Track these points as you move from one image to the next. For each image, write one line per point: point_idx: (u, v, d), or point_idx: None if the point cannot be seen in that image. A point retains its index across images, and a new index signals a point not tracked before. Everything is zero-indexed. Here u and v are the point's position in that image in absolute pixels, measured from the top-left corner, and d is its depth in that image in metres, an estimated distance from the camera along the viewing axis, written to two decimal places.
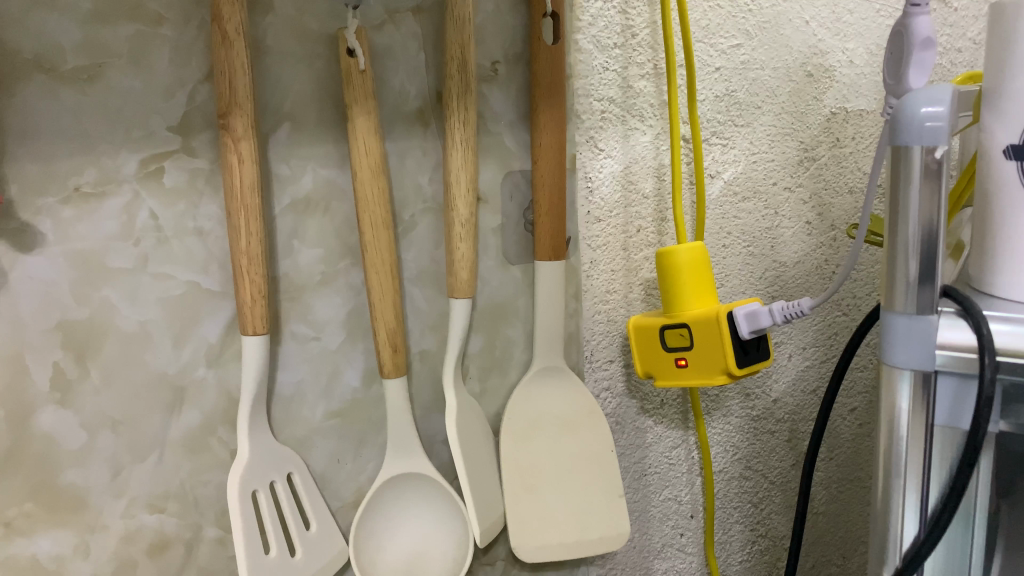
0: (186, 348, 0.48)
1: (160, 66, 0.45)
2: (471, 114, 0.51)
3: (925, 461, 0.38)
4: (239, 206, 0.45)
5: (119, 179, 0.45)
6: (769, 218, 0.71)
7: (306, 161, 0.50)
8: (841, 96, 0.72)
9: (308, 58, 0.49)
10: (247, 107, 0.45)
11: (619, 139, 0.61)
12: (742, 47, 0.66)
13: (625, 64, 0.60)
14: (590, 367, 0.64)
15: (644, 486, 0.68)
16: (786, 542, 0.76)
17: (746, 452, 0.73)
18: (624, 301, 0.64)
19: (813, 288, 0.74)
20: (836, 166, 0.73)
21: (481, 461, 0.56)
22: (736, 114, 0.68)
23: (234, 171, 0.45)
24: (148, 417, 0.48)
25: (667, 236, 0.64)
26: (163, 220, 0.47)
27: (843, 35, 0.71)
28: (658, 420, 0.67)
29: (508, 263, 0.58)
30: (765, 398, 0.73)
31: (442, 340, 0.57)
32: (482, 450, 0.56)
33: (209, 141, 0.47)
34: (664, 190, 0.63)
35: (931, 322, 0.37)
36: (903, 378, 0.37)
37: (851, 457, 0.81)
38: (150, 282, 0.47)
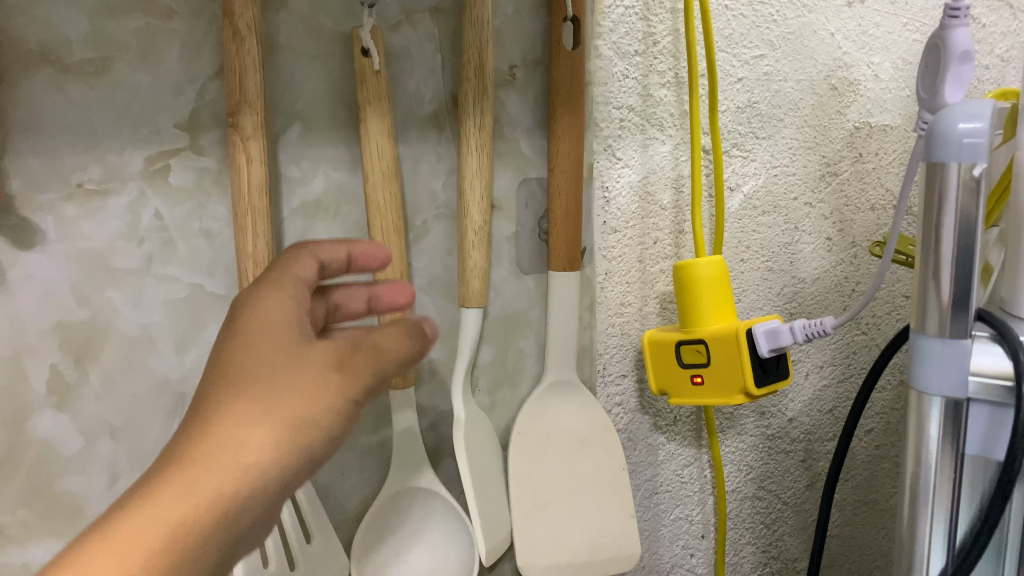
0: (189, 355, 0.47)
1: (169, 62, 0.44)
2: (487, 119, 0.50)
3: (952, 489, 0.36)
4: (246, 209, 0.44)
5: (125, 177, 0.44)
6: (789, 232, 0.69)
7: (317, 163, 0.48)
8: (865, 110, 0.71)
9: (323, 57, 0.47)
10: (257, 106, 0.43)
11: (637, 149, 0.60)
12: (766, 57, 0.65)
13: (646, 72, 0.59)
14: (603, 382, 0.62)
15: (655, 505, 0.66)
16: (799, 564, 0.75)
17: (759, 472, 0.71)
18: (639, 314, 0.62)
19: (832, 306, 0.73)
20: (858, 181, 0.72)
21: (489, 477, 0.54)
22: (757, 126, 0.66)
23: (242, 171, 0.44)
24: (148, 424, 0.47)
25: (683, 249, 0.63)
26: (169, 220, 0.45)
27: (868, 48, 0.69)
28: (670, 438, 0.65)
29: (523, 273, 0.57)
30: (781, 417, 0.71)
31: (452, 350, 0.55)
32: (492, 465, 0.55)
33: (217, 140, 0.46)
34: (682, 201, 0.62)
35: (965, 347, 0.35)
36: (933, 404, 0.36)
37: (866, 480, 0.79)
38: (154, 284, 0.46)
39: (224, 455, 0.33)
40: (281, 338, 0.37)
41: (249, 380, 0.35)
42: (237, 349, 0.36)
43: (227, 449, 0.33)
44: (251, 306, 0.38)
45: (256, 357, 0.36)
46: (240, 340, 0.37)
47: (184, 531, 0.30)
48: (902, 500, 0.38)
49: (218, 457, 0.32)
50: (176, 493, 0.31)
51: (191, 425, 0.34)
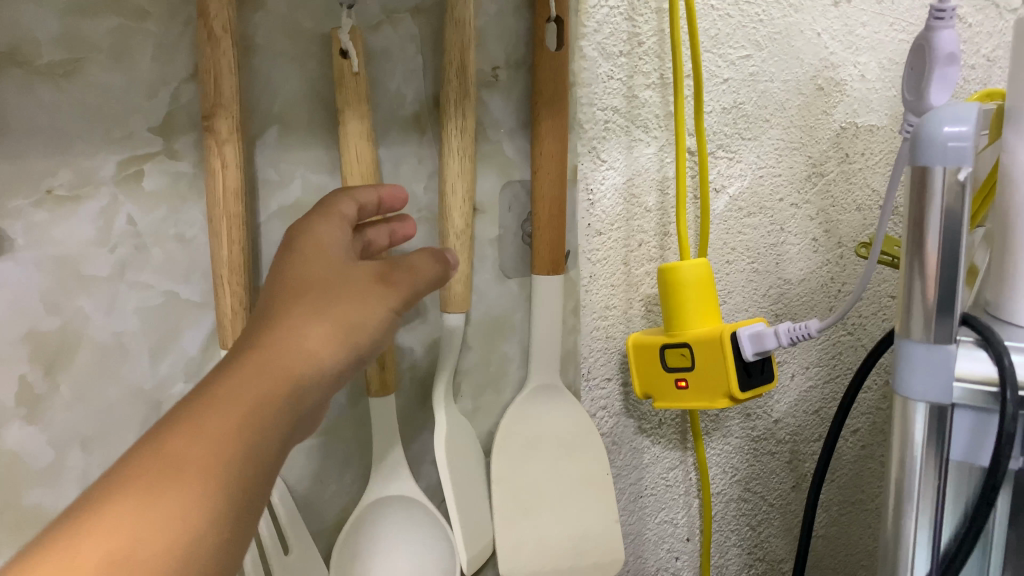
0: (163, 362, 0.46)
1: (143, 64, 0.43)
2: (469, 121, 0.49)
3: (936, 498, 0.36)
4: (221, 214, 0.43)
5: (97, 182, 0.43)
6: (774, 234, 0.69)
7: (295, 166, 0.48)
8: (851, 111, 0.70)
9: (302, 58, 0.47)
10: (232, 109, 0.43)
11: (622, 150, 0.59)
12: (752, 58, 0.64)
13: (631, 72, 0.58)
14: (587, 386, 0.61)
15: (640, 508, 0.66)
16: (784, 564, 0.75)
17: (744, 474, 0.71)
18: (624, 317, 0.62)
19: (818, 307, 0.72)
20: (844, 182, 0.72)
21: (470, 484, 0.54)
22: (743, 127, 0.65)
23: (217, 175, 0.43)
24: (123, 433, 0.46)
25: (668, 251, 0.62)
26: (142, 225, 0.45)
27: (854, 48, 0.69)
28: (655, 441, 0.65)
29: (506, 276, 0.56)
30: (766, 419, 0.71)
31: (434, 355, 0.54)
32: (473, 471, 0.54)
33: (193, 144, 0.45)
34: (667, 203, 0.61)
35: (950, 352, 0.34)
36: (918, 411, 0.35)
37: (851, 480, 0.79)
38: (128, 291, 0.45)
39: (285, 351, 0.37)
40: (327, 260, 0.42)
41: (302, 293, 0.40)
42: (288, 273, 0.41)
43: (287, 346, 0.37)
44: (295, 238, 0.42)
45: (306, 276, 0.40)
46: (291, 266, 0.41)
47: (263, 407, 0.34)
48: (887, 507, 0.37)
49: (282, 343, 0.37)
50: (249, 378, 0.34)
51: (254, 327, 0.38)
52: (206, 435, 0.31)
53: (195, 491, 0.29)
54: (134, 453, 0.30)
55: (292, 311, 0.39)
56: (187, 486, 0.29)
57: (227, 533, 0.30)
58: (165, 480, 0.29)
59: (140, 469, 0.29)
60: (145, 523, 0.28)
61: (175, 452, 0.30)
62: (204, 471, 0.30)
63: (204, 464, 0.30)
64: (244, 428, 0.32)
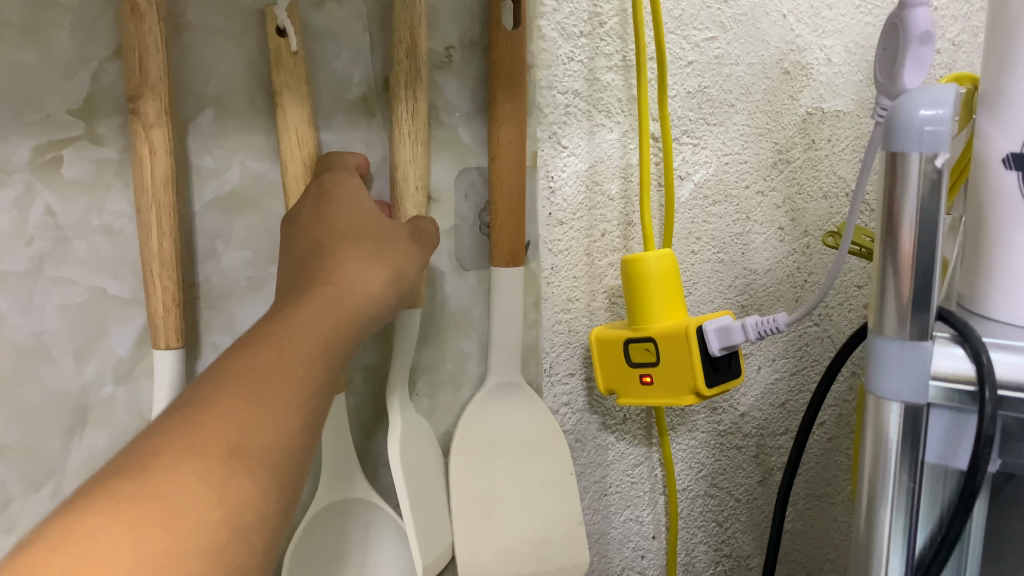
0: (89, 365, 0.43)
1: (59, 41, 0.40)
2: (421, 104, 0.47)
3: (909, 505, 0.34)
4: (149, 202, 0.40)
5: (10, 169, 0.40)
6: (740, 222, 0.67)
7: (232, 152, 0.45)
8: (817, 96, 0.69)
9: (237, 36, 0.44)
10: (160, 90, 0.39)
11: (583, 136, 0.57)
12: (717, 40, 0.62)
13: (592, 54, 0.55)
14: (549, 382, 0.59)
15: (604, 507, 0.64)
16: (751, 560, 0.74)
17: (711, 469, 0.69)
18: (587, 310, 0.59)
19: (784, 297, 0.71)
20: (811, 169, 0.70)
21: (427, 487, 0.51)
22: (708, 112, 0.63)
23: (145, 162, 0.40)
24: (45, 441, 0.43)
25: (632, 241, 0.60)
26: (62, 216, 0.41)
27: (820, 31, 0.67)
28: (620, 437, 0.63)
29: (462, 269, 0.54)
30: (732, 412, 0.69)
31: (387, 353, 0.52)
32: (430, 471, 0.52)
33: (118, 128, 0.42)
34: (631, 191, 0.59)
35: (926, 349, 0.33)
36: (892, 411, 0.33)
37: (818, 473, 0.77)
38: (47, 287, 0.42)
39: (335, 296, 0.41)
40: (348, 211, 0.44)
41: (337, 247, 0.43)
42: (317, 221, 0.43)
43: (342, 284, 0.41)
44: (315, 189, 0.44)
45: (336, 228, 0.43)
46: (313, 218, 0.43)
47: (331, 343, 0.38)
48: (858, 511, 0.35)
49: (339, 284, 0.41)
50: (310, 321, 0.39)
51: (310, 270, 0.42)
52: (283, 369, 0.35)
53: (282, 416, 0.34)
54: (221, 374, 0.34)
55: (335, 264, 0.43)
56: (277, 411, 0.34)
57: (302, 457, 0.34)
58: (257, 408, 0.33)
59: (234, 387, 0.33)
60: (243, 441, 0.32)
61: (267, 362, 0.35)
62: (285, 396, 0.34)
63: (285, 394, 0.34)
64: (314, 366, 0.37)
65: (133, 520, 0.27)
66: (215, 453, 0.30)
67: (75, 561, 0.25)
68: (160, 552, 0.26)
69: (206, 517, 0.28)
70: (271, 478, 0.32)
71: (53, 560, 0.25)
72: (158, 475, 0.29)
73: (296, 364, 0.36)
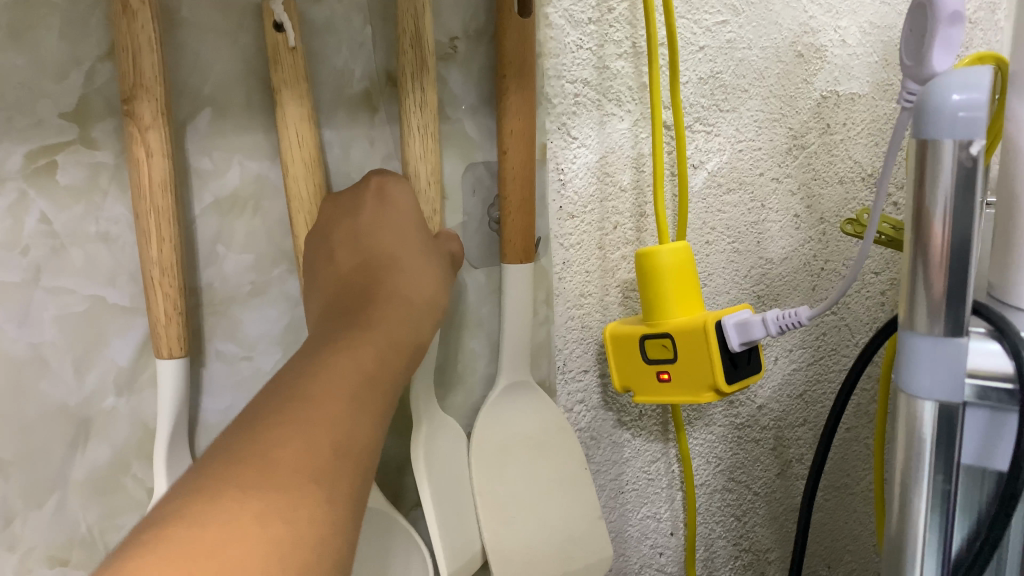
0: (90, 377, 0.42)
1: (48, 42, 0.38)
2: (430, 93, 0.45)
3: (945, 509, 0.32)
4: (148, 208, 0.39)
5: (2, 177, 0.39)
6: (755, 211, 0.65)
7: (231, 154, 0.43)
8: (832, 79, 0.67)
9: (233, 33, 0.42)
10: (156, 91, 0.38)
11: (594, 126, 0.55)
12: (729, 24, 0.60)
13: (601, 41, 0.54)
14: (562, 380, 0.58)
15: (620, 505, 0.62)
16: (770, 554, 0.72)
17: (728, 463, 0.68)
18: (600, 304, 0.58)
19: (801, 286, 0.69)
20: (826, 154, 0.68)
21: (449, 488, 0.50)
22: (721, 98, 0.61)
23: (141, 166, 0.38)
24: (46, 456, 0.42)
25: (645, 233, 0.59)
26: (57, 224, 0.40)
27: (835, 12, 0.65)
28: (636, 434, 0.62)
29: (471, 267, 0.52)
30: (750, 405, 0.68)
31: None
32: (459, 467, 0.51)
33: (112, 131, 0.40)
34: (643, 181, 0.58)
35: (962, 346, 0.31)
36: (926, 411, 0.32)
37: (837, 464, 0.76)
38: (44, 298, 0.41)
39: (399, 302, 0.43)
40: (410, 215, 0.45)
41: (394, 256, 0.45)
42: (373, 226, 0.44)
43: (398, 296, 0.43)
44: (380, 186, 0.45)
45: (395, 234, 0.45)
46: (376, 215, 0.44)
47: (406, 353, 0.41)
48: (890, 515, 0.34)
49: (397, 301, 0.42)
50: (387, 325, 0.41)
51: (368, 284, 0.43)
52: (376, 368, 0.38)
53: (374, 412, 0.36)
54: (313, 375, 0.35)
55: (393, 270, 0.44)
56: (368, 409, 0.36)
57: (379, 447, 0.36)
58: (356, 400, 0.35)
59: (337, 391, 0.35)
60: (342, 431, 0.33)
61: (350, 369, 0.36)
62: (376, 402, 0.36)
63: (374, 395, 0.36)
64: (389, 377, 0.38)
65: (258, 511, 0.28)
66: (320, 448, 0.32)
67: (200, 549, 0.26)
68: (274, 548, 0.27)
69: (312, 514, 0.30)
70: (362, 475, 0.33)
71: (176, 544, 0.26)
72: (268, 461, 0.30)
73: (381, 363, 0.38)
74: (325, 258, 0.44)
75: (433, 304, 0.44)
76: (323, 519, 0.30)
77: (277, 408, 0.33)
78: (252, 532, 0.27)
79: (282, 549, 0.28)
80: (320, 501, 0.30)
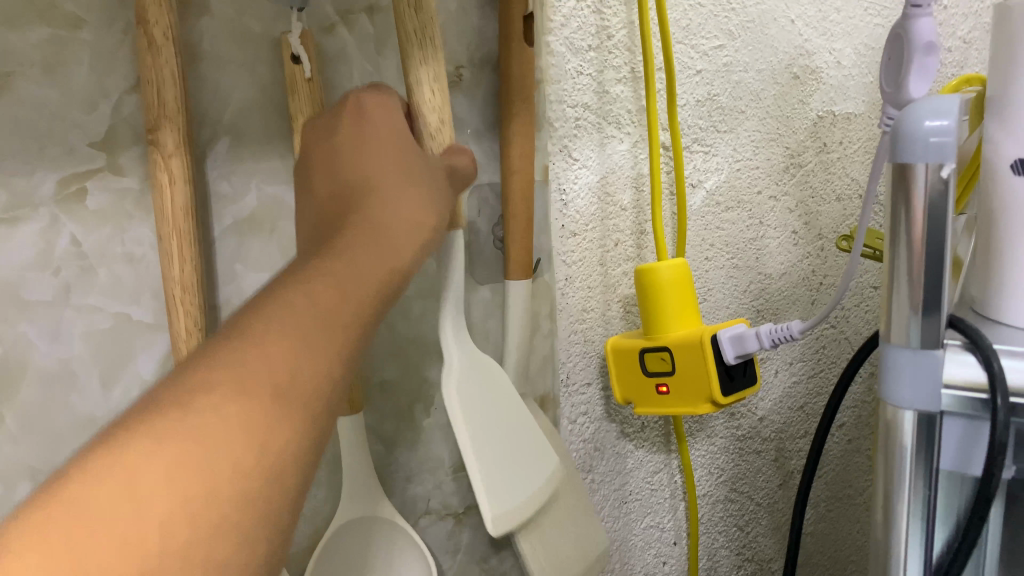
0: (115, 390, 0.45)
1: (79, 76, 0.41)
2: (429, 20, 0.40)
3: (926, 512, 0.34)
4: (171, 230, 0.41)
5: (35, 202, 0.41)
6: (753, 228, 0.67)
7: (249, 178, 0.46)
8: (828, 99, 0.69)
9: (250, 64, 0.45)
10: (178, 121, 0.40)
11: (595, 148, 0.57)
12: (725, 48, 0.62)
13: (601, 67, 0.56)
14: (566, 392, 0.59)
15: (624, 514, 0.64)
16: (773, 563, 0.74)
17: (730, 474, 0.70)
18: (602, 319, 0.60)
19: (800, 300, 0.71)
20: (823, 172, 0.70)
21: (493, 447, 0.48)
22: (718, 120, 0.63)
23: (165, 192, 0.41)
24: None
25: (645, 249, 0.61)
26: (86, 245, 0.43)
27: (830, 35, 0.67)
28: (638, 445, 0.63)
29: (477, 283, 0.55)
30: (750, 417, 0.70)
31: (404, 367, 0.53)
32: (517, 437, 0.49)
33: (137, 158, 0.43)
34: (643, 201, 0.60)
35: (938, 357, 0.33)
36: (905, 420, 0.33)
37: (839, 474, 0.77)
38: (73, 316, 0.43)
39: (372, 227, 0.36)
40: (389, 133, 0.39)
41: (370, 177, 0.38)
42: (347, 147, 0.39)
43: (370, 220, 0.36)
44: (357, 104, 0.40)
45: (373, 151, 0.39)
46: (352, 134, 0.39)
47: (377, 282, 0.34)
48: (875, 518, 0.35)
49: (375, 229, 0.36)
50: (353, 253, 0.34)
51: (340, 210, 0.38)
52: (332, 306, 0.31)
53: (325, 353, 0.30)
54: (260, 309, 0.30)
55: (370, 191, 0.37)
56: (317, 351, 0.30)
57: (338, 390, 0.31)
58: (303, 342, 0.30)
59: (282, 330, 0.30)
60: (272, 386, 0.28)
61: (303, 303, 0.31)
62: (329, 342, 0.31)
63: (329, 338, 0.31)
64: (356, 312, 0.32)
65: (164, 469, 0.24)
66: (253, 395, 0.28)
67: (82, 520, 0.22)
68: (157, 558, 0.23)
69: (228, 474, 0.26)
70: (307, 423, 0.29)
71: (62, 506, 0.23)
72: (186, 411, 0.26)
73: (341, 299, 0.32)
74: (307, 185, 0.40)
75: (418, 230, 0.37)
76: (230, 512, 0.25)
77: (201, 365, 0.28)
78: (131, 541, 0.23)
79: (184, 513, 0.24)
80: (226, 489, 0.25)
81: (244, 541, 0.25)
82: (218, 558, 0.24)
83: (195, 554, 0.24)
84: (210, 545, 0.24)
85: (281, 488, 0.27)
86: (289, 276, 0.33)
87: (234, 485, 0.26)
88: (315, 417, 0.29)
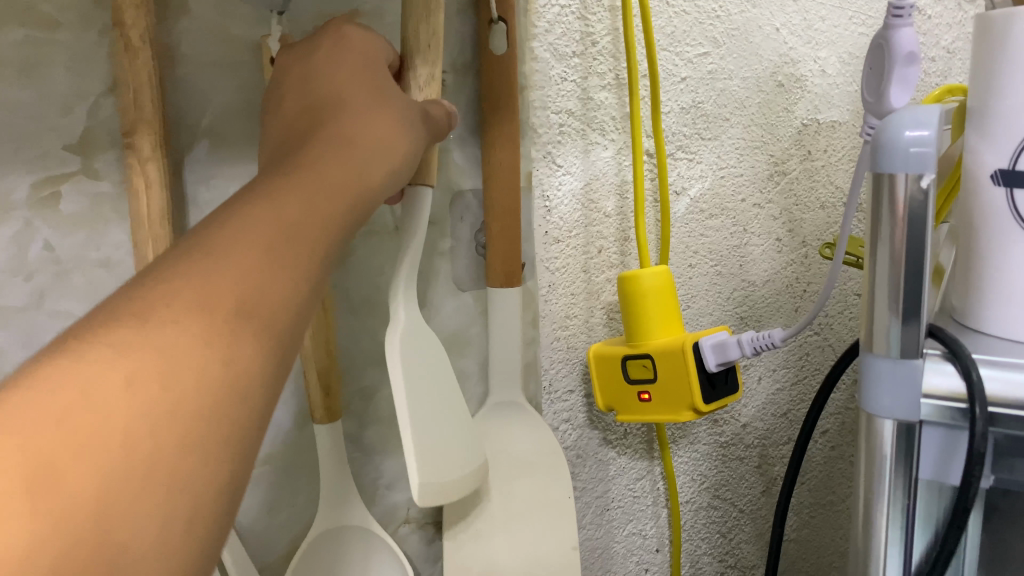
0: None
1: (55, 78, 0.41)
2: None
3: (906, 521, 0.34)
4: (147, 235, 0.40)
5: (8, 206, 0.41)
6: (737, 235, 0.67)
7: (227, 183, 0.46)
8: (812, 107, 0.69)
9: (230, 69, 0.44)
10: (156, 124, 0.40)
11: (578, 155, 0.57)
12: (710, 55, 0.62)
13: (585, 73, 0.56)
14: (549, 400, 0.59)
15: (606, 522, 0.64)
16: (756, 570, 0.73)
17: (714, 481, 0.70)
18: (585, 326, 0.60)
19: (783, 308, 0.71)
20: (806, 180, 0.70)
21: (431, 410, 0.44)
22: (702, 127, 0.63)
23: (141, 196, 0.40)
24: None
25: (628, 257, 0.61)
26: (61, 250, 0.42)
27: (814, 43, 0.68)
28: (621, 452, 0.63)
29: (460, 290, 0.55)
30: (734, 424, 0.69)
31: (385, 375, 0.53)
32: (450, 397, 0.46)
33: (114, 162, 0.43)
34: (627, 208, 0.60)
35: (916, 368, 0.32)
36: (885, 430, 0.33)
37: (822, 482, 0.78)
38: (46, 321, 0.43)
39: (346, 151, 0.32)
40: (366, 62, 0.37)
41: (342, 101, 0.35)
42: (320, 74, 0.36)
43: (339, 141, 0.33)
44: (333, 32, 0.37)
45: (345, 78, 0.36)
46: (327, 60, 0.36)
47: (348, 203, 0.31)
48: (855, 528, 0.35)
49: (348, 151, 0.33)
50: (327, 176, 0.31)
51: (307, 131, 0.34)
52: (305, 220, 0.28)
53: (294, 271, 0.27)
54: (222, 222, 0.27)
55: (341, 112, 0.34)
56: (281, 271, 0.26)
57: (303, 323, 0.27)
58: (271, 256, 0.26)
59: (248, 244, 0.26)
60: (237, 300, 0.25)
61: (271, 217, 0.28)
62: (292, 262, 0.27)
63: (294, 258, 0.27)
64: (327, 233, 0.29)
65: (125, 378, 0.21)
66: (216, 311, 0.24)
67: None
68: (121, 470, 0.20)
69: (196, 387, 0.23)
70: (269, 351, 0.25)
71: None
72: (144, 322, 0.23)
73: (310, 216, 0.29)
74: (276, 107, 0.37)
75: (391, 157, 0.34)
76: (201, 426, 0.22)
77: (152, 278, 0.25)
78: (83, 447, 0.20)
79: (145, 430, 0.21)
80: (196, 403, 0.22)
81: (219, 461, 0.22)
82: (185, 471, 0.21)
83: (160, 465, 0.21)
84: (176, 460, 0.21)
85: (255, 405, 0.24)
86: (252, 189, 0.29)
87: (203, 393, 0.23)
88: (279, 344, 0.26)
